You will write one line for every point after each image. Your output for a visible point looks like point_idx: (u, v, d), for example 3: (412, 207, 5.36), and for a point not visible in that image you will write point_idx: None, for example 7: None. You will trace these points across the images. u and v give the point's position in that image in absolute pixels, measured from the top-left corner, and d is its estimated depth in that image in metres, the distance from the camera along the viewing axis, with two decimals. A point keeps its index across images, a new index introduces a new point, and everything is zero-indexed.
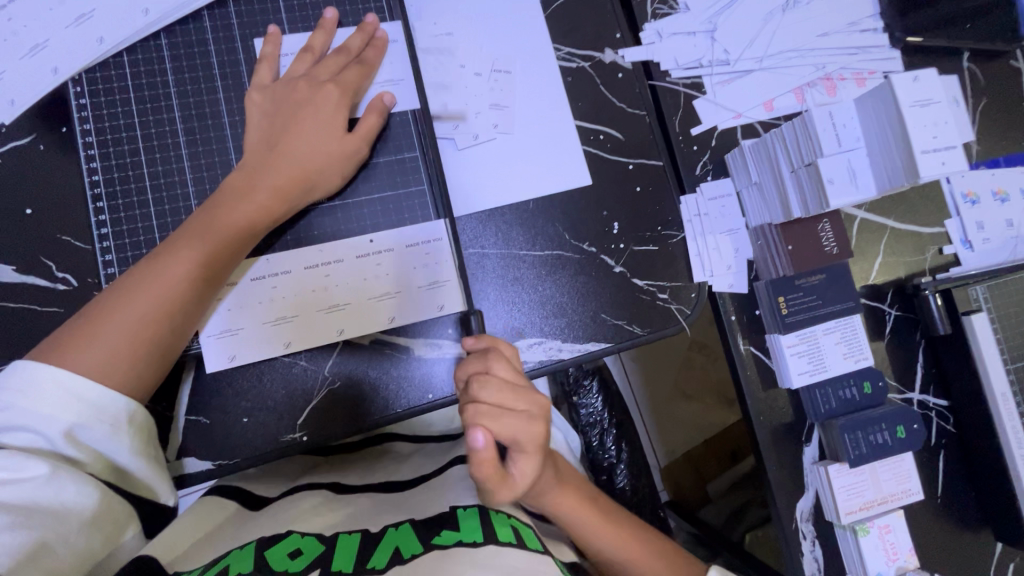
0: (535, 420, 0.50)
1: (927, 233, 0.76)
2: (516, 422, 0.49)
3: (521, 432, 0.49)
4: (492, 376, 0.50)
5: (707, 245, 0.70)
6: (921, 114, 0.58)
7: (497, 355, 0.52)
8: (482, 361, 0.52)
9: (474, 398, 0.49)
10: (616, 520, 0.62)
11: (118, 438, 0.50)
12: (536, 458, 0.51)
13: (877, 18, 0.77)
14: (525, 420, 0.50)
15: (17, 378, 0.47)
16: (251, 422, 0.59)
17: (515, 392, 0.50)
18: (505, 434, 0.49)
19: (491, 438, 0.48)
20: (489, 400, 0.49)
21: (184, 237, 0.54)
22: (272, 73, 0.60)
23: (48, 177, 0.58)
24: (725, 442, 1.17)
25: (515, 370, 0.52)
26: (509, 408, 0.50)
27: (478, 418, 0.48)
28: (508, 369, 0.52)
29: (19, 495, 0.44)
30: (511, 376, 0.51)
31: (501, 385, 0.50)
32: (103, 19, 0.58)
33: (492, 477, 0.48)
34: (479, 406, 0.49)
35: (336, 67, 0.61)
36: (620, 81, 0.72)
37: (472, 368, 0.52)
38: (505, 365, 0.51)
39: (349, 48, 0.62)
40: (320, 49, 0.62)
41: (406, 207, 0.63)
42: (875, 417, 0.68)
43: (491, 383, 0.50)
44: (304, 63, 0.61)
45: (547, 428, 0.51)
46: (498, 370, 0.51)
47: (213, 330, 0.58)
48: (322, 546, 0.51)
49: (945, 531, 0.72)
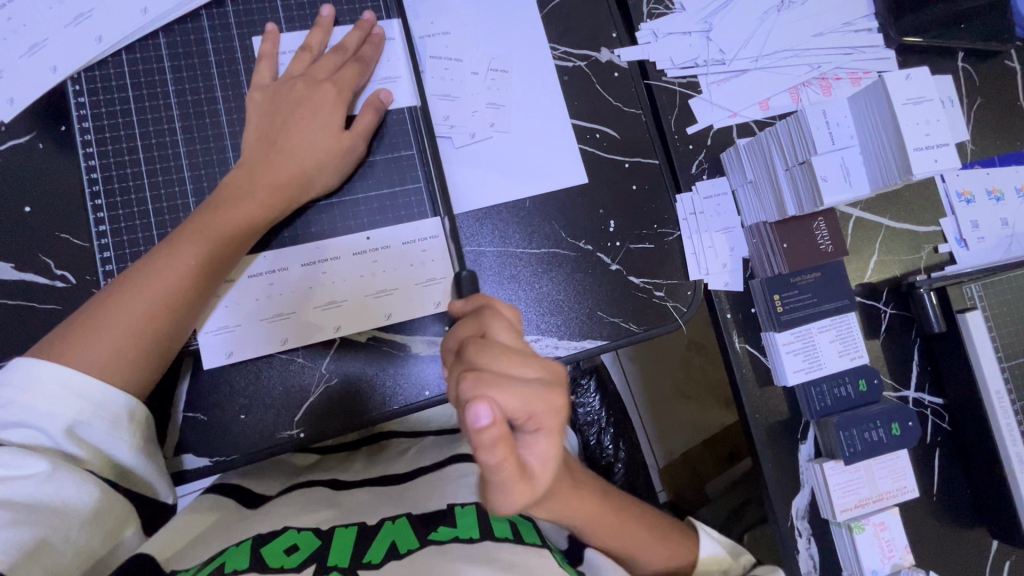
0: (547, 387, 0.42)
1: (922, 231, 0.77)
2: (527, 389, 0.41)
3: (535, 401, 0.41)
4: (491, 340, 0.43)
5: (702, 243, 0.71)
6: (914, 112, 0.58)
7: (494, 316, 0.45)
8: (477, 324, 0.44)
9: (473, 364, 0.41)
10: (619, 517, 0.60)
11: (119, 435, 0.50)
12: (552, 435, 0.42)
13: (871, 18, 0.78)
14: (536, 387, 0.41)
15: (18, 375, 0.48)
16: (249, 419, 0.60)
17: (520, 355, 0.42)
18: (516, 404, 0.40)
19: (500, 411, 0.38)
20: (490, 365, 0.41)
21: (184, 233, 0.55)
22: (272, 71, 0.61)
23: (46, 175, 0.59)
24: (724, 442, 1.18)
25: (518, 335, 0.45)
26: (515, 375, 0.41)
27: (483, 385, 0.39)
28: (509, 333, 0.44)
29: (19, 493, 0.44)
30: (512, 340, 0.44)
31: (503, 349, 0.42)
32: (102, 18, 0.58)
33: (508, 461, 0.38)
34: (483, 373, 0.40)
35: (335, 65, 0.61)
36: (616, 81, 0.72)
37: (466, 332, 0.45)
38: (505, 327, 0.44)
39: (346, 46, 0.62)
40: (317, 48, 0.62)
41: (402, 205, 0.64)
42: (870, 414, 0.68)
43: (492, 346, 0.42)
44: (302, 62, 0.61)
45: (561, 399, 0.43)
46: (497, 334, 0.44)
47: (211, 326, 0.59)
48: (317, 541, 0.51)
49: (941, 529, 0.72)
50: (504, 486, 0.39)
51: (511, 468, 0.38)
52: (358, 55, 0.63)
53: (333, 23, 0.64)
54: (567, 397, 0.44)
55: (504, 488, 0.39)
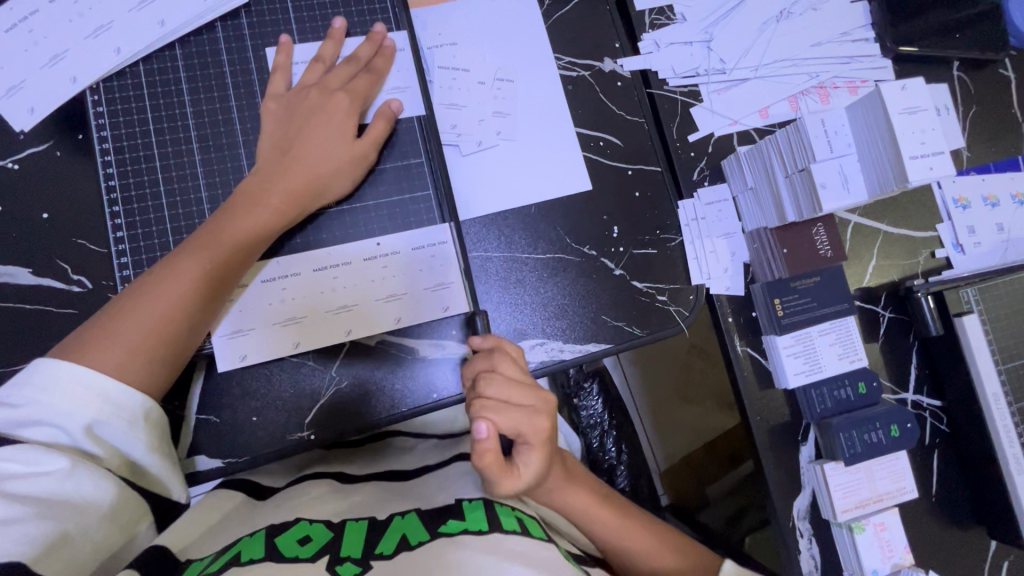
0: (541, 414, 0.52)
1: (919, 237, 0.78)
2: (519, 416, 0.51)
3: (527, 427, 0.52)
4: (499, 374, 0.52)
5: (704, 248, 0.72)
6: (910, 121, 0.60)
7: (502, 354, 0.54)
8: (490, 358, 0.54)
9: (480, 393, 0.51)
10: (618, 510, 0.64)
11: (135, 434, 0.51)
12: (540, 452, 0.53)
13: (868, 29, 0.80)
14: (531, 414, 0.52)
15: (40, 375, 0.49)
16: (261, 421, 0.61)
17: (522, 389, 0.52)
18: (511, 427, 0.51)
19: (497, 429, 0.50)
20: (495, 395, 0.51)
21: (200, 239, 0.56)
22: (286, 82, 0.63)
23: (64, 182, 0.60)
24: (726, 445, 1.18)
25: (520, 367, 0.54)
26: (516, 404, 0.52)
27: (485, 411, 0.50)
28: (515, 368, 0.54)
29: (40, 489, 0.46)
30: (517, 374, 0.53)
31: (507, 380, 0.52)
32: (120, 31, 0.60)
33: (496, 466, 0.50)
34: (486, 401, 0.51)
35: (347, 76, 0.63)
36: (619, 90, 0.74)
37: (478, 366, 0.54)
38: (512, 363, 0.53)
39: (359, 57, 0.64)
40: (331, 59, 0.64)
41: (411, 211, 0.65)
42: (870, 415, 0.69)
43: (498, 380, 0.52)
44: (314, 72, 0.63)
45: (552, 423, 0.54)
46: (503, 367, 0.53)
47: (224, 330, 0.60)
48: (330, 533, 0.52)
49: (940, 529, 0.73)
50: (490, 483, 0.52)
51: (497, 473, 0.51)
52: (376, 70, 0.65)
53: (345, 35, 0.66)
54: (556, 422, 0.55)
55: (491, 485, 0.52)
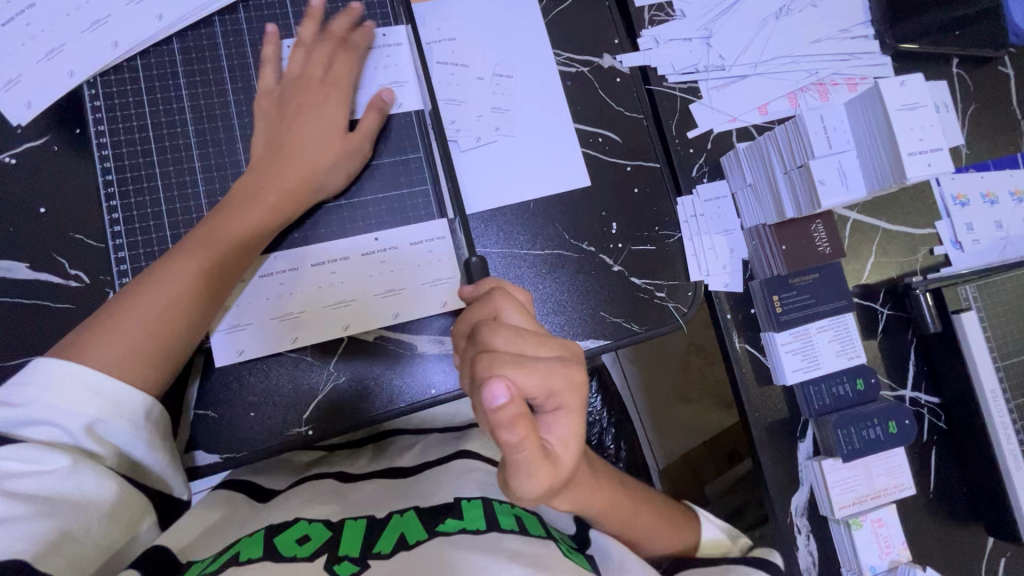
0: (563, 363, 0.47)
1: (918, 234, 0.78)
2: (541, 368, 0.45)
3: (551, 378, 0.45)
4: (503, 323, 0.47)
5: (703, 245, 0.72)
6: (909, 117, 0.59)
7: (504, 298, 0.49)
8: (490, 308, 0.48)
9: (488, 346, 0.45)
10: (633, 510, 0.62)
11: (136, 433, 0.51)
12: (570, 411, 0.46)
13: (867, 26, 0.80)
14: (551, 364, 0.45)
15: (40, 374, 0.49)
16: (258, 416, 0.61)
17: (531, 337, 0.47)
18: (532, 380, 0.44)
19: (517, 387, 0.43)
20: (506, 345, 0.45)
21: (198, 236, 0.56)
22: (275, 74, 0.62)
23: (61, 176, 0.60)
24: (724, 444, 1.21)
25: (527, 314, 0.49)
26: (530, 355, 0.46)
27: (500, 364, 0.43)
28: (519, 315, 0.48)
29: (42, 487, 0.45)
30: (523, 322, 0.48)
31: (516, 330, 0.46)
32: (117, 24, 0.60)
33: (529, 436, 0.41)
34: (498, 353, 0.44)
35: (326, 60, 0.63)
36: (618, 86, 0.74)
37: (481, 316, 0.48)
38: (516, 310, 0.48)
39: (335, 36, 0.63)
40: (312, 40, 0.63)
41: (410, 207, 0.65)
42: (868, 412, 0.69)
43: (504, 329, 0.46)
44: (296, 59, 0.62)
45: (577, 375, 0.47)
46: (509, 315, 0.48)
47: (222, 326, 0.60)
48: (328, 532, 0.53)
49: (937, 526, 0.73)
50: (527, 463, 0.42)
51: (535, 445, 0.42)
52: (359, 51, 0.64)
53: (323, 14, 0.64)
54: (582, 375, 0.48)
55: (528, 465, 0.42)
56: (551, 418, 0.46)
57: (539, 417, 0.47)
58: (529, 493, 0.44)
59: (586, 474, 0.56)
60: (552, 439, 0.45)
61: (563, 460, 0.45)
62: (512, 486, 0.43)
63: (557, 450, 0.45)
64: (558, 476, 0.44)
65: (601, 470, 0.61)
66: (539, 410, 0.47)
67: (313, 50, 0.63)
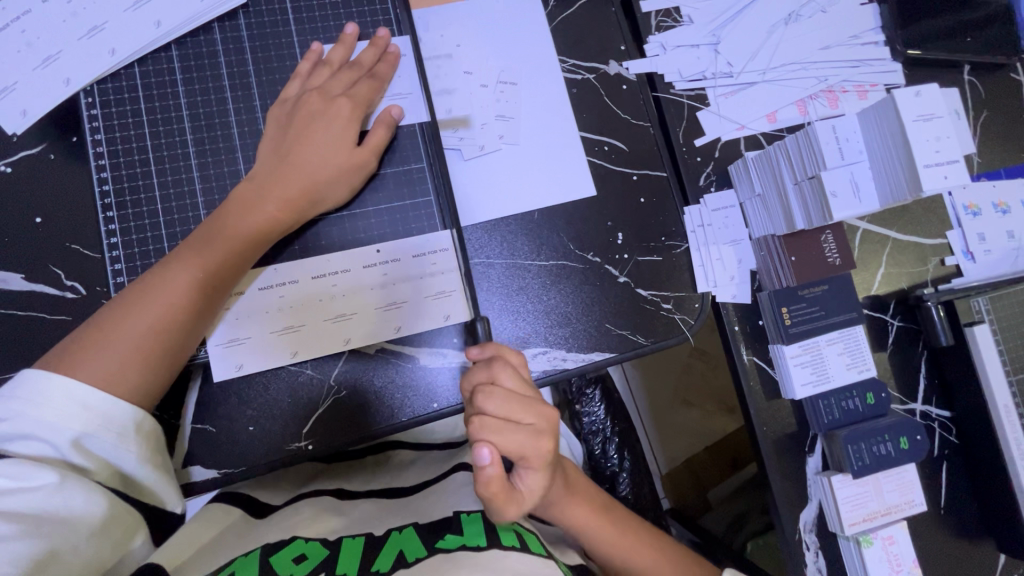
0: (539, 435, 0.47)
1: (930, 244, 0.77)
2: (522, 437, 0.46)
3: (525, 449, 0.46)
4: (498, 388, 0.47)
5: (710, 256, 0.71)
6: (923, 129, 0.58)
7: (502, 364, 0.48)
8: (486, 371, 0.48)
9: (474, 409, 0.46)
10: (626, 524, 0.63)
11: (126, 447, 0.50)
12: (539, 474, 0.48)
13: (878, 32, 0.78)
14: (530, 434, 0.46)
15: (27, 388, 0.48)
16: (257, 430, 0.60)
17: (519, 405, 0.47)
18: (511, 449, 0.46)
19: (493, 453, 0.45)
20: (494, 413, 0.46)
21: (193, 246, 0.55)
22: (300, 85, 0.61)
23: (57, 186, 0.59)
24: (726, 450, 1.19)
25: (523, 381, 0.49)
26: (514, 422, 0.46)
27: (482, 431, 0.45)
28: (514, 378, 0.48)
29: (29, 504, 0.44)
30: (518, 388, 0.48)
31: (508, 397, 0.47)
32: (115, 31, 0.59)
33: (493, 498, 0.45)
34: (484, 418, 0.45)
35: (348, 81, 0.61)
36: (624, 93, 0.72)
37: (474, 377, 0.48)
38: (513, 376, 0.48)
39: (361, 61, 0.63)
40: (339, 63, 0.62)
41: (412, 217, 0.64)
42: (878, 428, 0.68)
43: (496, 394, 0.46)
44: (319, 75, 0.61)
45: (552, 445, 0.48)
46: (505, 381, 0.48)
47: (220, 338, 0.59)
48: (326, 550, 0.52)
49: (948, 542, 0.72)
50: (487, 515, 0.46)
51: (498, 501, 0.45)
52: (382, 75, 0.63)
53: (355, 40, 0.64)
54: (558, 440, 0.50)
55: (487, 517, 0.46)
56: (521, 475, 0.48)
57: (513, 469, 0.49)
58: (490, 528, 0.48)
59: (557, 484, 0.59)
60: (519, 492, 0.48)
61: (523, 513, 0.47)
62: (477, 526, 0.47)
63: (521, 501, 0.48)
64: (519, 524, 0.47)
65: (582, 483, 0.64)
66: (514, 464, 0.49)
67: (337, 71, 0.62)
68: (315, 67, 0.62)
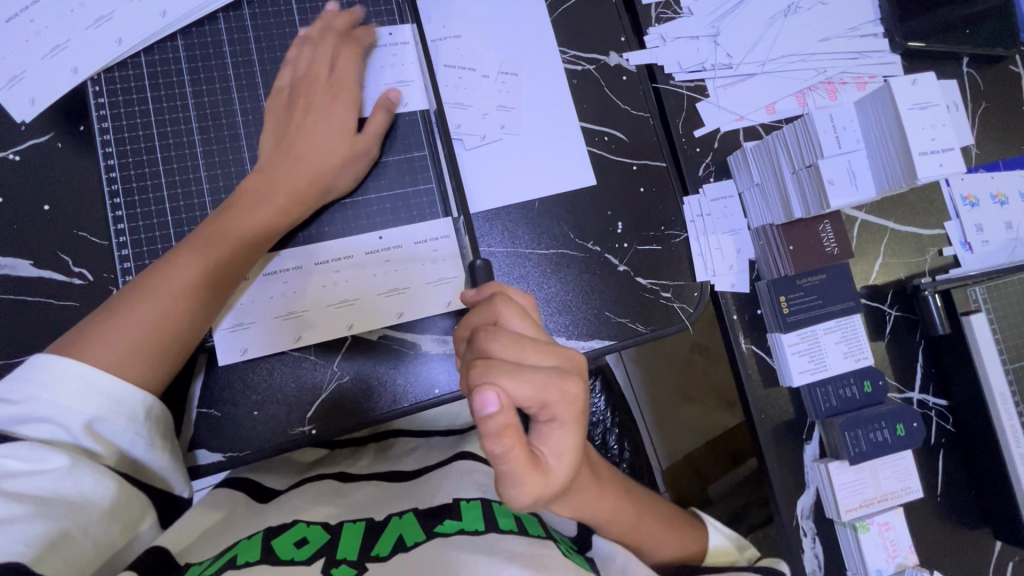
0: (559, 376, 0.47)
1: (927, 234, 0.78)
2: (536, 377, 0.45)
3: (544, 392, 0.45)
4: (502, 329, 0.47)
5: (709, 245, 0.72)
6: (919, 117, 0.59)
7: (505, 303, 0.49)
8: (490, 312, 0.49)
9: (485, 353, 0.46)
10: (639, 510, 0.62)
11: (134, 431, 0.51)
12: (563, 422, 0.47)
13: (877, 24, 0.79)
14: (544, 375, 0.46)
15: (39, 371, 0.49)
16: (262, 415, 0.61)
17: (530, 345, 0.47)
18: (527, 391, 0.45)
19: (507, 396, 0.43)
20: (503, 355, 0.46)
21: (203, 234, 0.56)
22: (290, 76, 0.62)
23: (65, 174, 0.60)
24: (726, 443, 1.19)
25: (529, 321, 0.49)
26: (527, 364, 0.46)
27: (491, 374, 0.44)
28: (521, 321, 0.48)
29: (40, 486, 0.45)
30: (524, 328, 0.48)
31: (514, 338, 0.47)
32: (121, 21, 0.60)
33: (516, 446, 0.43)
34: (492, 361, 0.45)
35: (330, 57, 0.62)
36: (625, 84, 0.73)
37: (480, 321, 0.49)
38: (517, 316, 0.48)
39: (333, 31, 0.63)
40: (320, 37, 0.63)
41: (414, 206, 0.65)
42: (875, 415, 0.69)
43: (502, 335, 0.47)
44: (305, 60, 0.62)
45: (574, 388, 0.47)
46: (510, 322, 0.48)
47: (226, 324, 0.60)
48: (327, 534, 0.53)
49: (945, 530, 0.73)
50: (513, 473, 0.44)
51: (522, 457, 0.43)
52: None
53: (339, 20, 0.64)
54: (581, 385, 0.48)
55: (514, 474, 0.44)
56: (545, 429, 0.47)
57: (534, 426, 0.48)
58: (522, 503, 0.46)
59: (586, 477, 0.56)
60: (546, 449, 0.47)
61: (553, 470, 0.46)
62: (502, 492, 0.45)
63: (548, 459, 0.46)
64: (551, 488, 0.46)
65: (604, 471, 0.61)
66: (534, 419, 0.48)
67: (317, 48, 0.62)
68: (300, 50, 0.62)
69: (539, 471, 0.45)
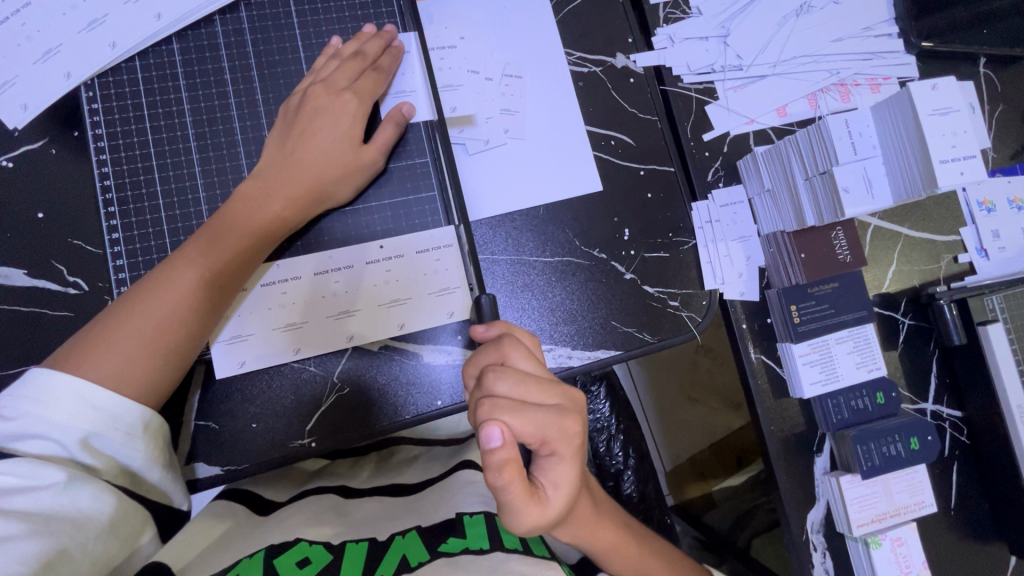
0: (561, 415, 0.46)
1: (941, 241, 0.76)
2: (538, 416, 0.45)
3: (546, 429, 0.45)
4: (509, 367, 0.46)
5: (718, 253, 0.70)
6: (940, 123, 0.57)
7: (513, 344, 0.48)
8: (498, 352, 0.48)
9: (490, 391, 0.45)
10: (641, 544, 0.60)
11: (133, 445, 0.50)
12: (563, 458, 0.46)
13: (891, 23, 0.76)
14: (548, 414, 0.45)
15: (36, 387, 0.48)
16: (260, 427, 0.59)
17: (536, 384, 0.46)
18: (528, 429, 0.44)
19: (511, 433, 0.43)
20: (508, 393, 0.45)
21: (197, 242, 0.54)
22: (312, 77, 0.60)
23: (59, 181, 0.59)
24: (731, 446, 1.15)
25: (536, 360, 0.48)
26: (531, 402, 0.45)
27: (495, 411, 0.43)
28: (528, 360, 0.47)
29: (37, 504, 0.44)
30: (530, 368, 0.47)
31: (522, 377, 0.46)
32: (115, 25, 0.58)
33: (516, 480, 0.43)
34: (498, 400, 0.44)
35: (353, 73, 0.60)
36: (632, 86, 0.71)
37: (487, 359, 0.48)
38: (523, 356, 0.47)
39: (366, 53, 0.61)
40: (349, 54, 0.61)
41: (416, 214, 0.63)
42: (888, 428, 0.67)
43: (510, 375, 0.45)
44: (328, 68, 0.60)
45: (574, 426, 0.46)
46: (516, 361, 0.47)
47: (223, 335, 0.58)
48: (329, 556, 0.51)
49: (959, 544, 0.71)
50: (514, 504, 0.43)
51: (521, 489, 0.43)
52: (389, 68, 0.62)
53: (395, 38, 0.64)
54: (581, 424, 0.47)
55: (514, 505, 0.44)
56: (545, 463, 0.46)
57: (535, 459, 0.47)
58: (519, 531, 0.46)
59: (586, 505, 0.55)
60: (545, 482, 0.46)
61: (552, 503, 0.45)
62: (503, 522, 0.45)
63: (548, 492, 0.46)
64: (547, 522, 0.45)
65: (604, 500, 0.61)
66: (535, 453, 0.47)
67: (342, 62, 0.60)
68: (327, 60, 0.61)
69: (537, 500, 0.45)
